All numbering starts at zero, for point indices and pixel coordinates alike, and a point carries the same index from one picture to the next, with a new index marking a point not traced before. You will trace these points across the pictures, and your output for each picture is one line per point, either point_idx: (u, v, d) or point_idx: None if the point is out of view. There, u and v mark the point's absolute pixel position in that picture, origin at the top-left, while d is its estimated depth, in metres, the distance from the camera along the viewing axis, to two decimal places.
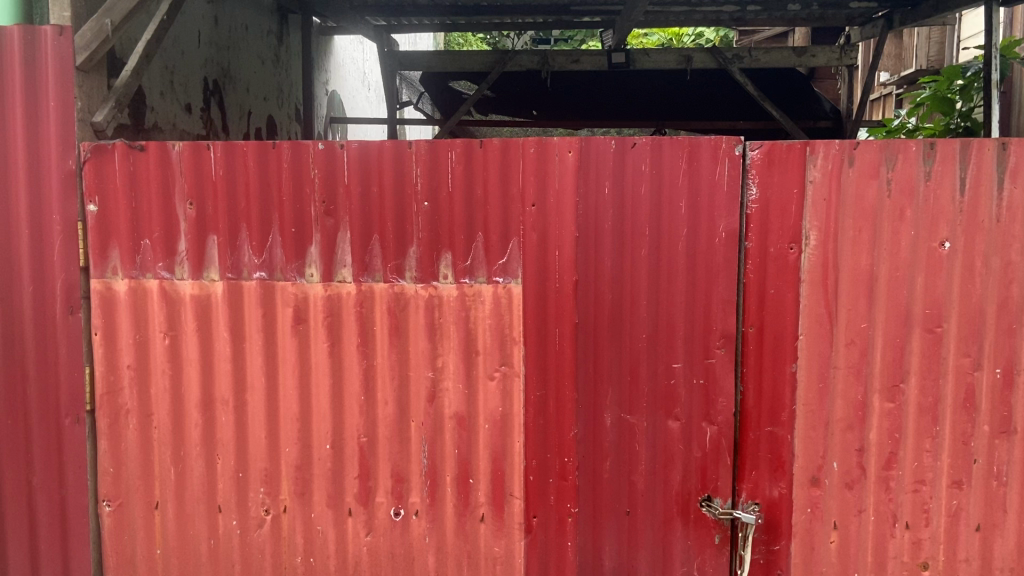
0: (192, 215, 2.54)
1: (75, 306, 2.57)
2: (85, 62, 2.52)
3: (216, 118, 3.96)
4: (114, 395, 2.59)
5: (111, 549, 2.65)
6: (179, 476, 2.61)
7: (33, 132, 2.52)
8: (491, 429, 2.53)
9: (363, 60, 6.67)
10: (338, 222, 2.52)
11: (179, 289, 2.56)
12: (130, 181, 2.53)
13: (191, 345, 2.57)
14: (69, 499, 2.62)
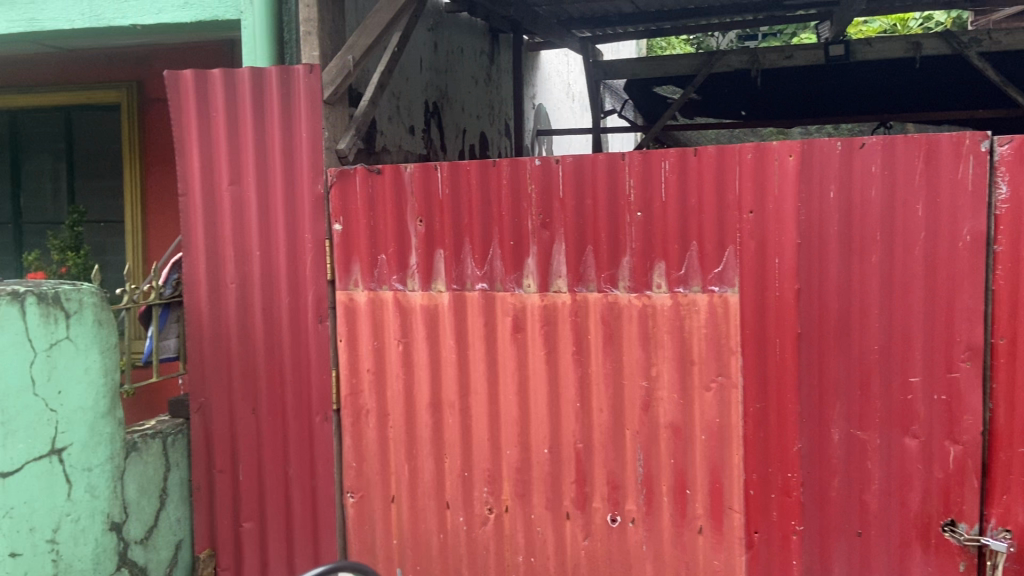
0: (421, 231, 2.75)
1: (323, 315, 2.86)
2: (331, 95, 2.81)
3: (436, 139, 4.22)
4: (356, 396, 2.86)
5: (354, 538, 2.90)
6: (412, 473, 2.82)
7: (289, 161, 2.84)
8: (708, 439, 2.50)
9: (568, 71, 6.82)
10: (554, 234, 2.61)
11: (410, 300, 2.78)
12: (369, 201, 2.78)
13: (422, 352, 2.78)
14: (318, 490, 2.91)
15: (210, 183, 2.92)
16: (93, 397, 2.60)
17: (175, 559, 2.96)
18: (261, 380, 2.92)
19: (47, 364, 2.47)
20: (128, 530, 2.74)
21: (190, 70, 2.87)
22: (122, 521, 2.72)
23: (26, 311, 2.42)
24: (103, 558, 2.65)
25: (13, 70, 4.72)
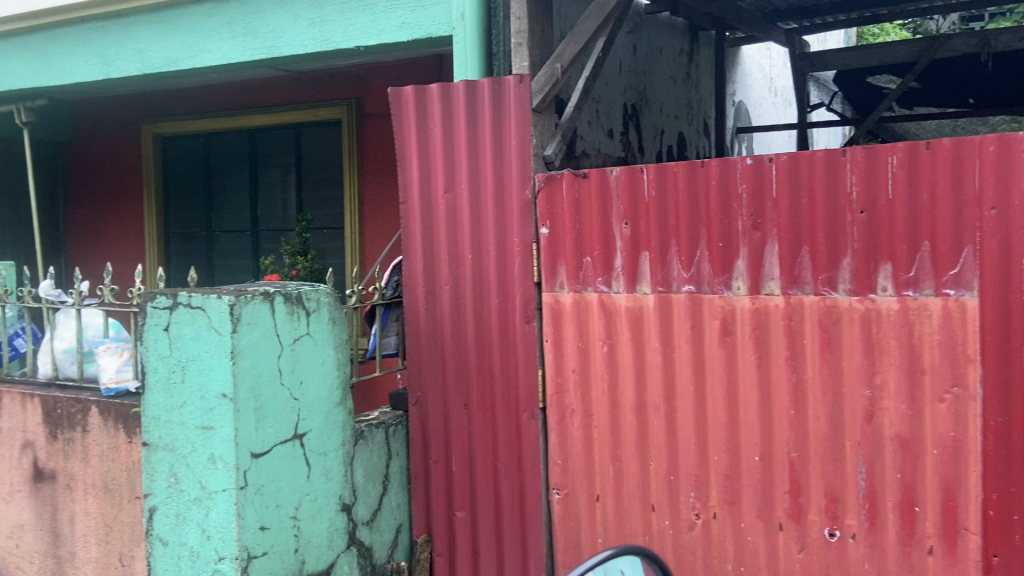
0: (627, 233, 2.76)
1: (531, 316, 2.96)
2: (540, 103, 2.92)
3: (634, 141, 4.20)
4: (562, 395, 2.92)
5: (560, 534, 2.97)
6: (617, 473, 2.85)
7: (499, 167, 2.97)
8: (941, 454, 2.32)
9: (770, 66, 6.55)
10: (766, 235, 2.53)
11: (616, 302, 2.80)
12: (575, 205, 2.84)
13: (627, 354, 2.79)
14: (526, 485, 3.00)
15: (427, 191, 3.11)
16: (328, 388, 2.87)
17: (396, 541, 3.21)
18: (473, 377, 3.07)
19: (291, 357, 2.73)
20: (356, 511, 2.99)
21: (411, 86, 3.09)
22: (352, 503, 2.98)
23: (276, 307, 2.67)
24: (336, 536, 2.90)
25: (251, 93, 5.26)
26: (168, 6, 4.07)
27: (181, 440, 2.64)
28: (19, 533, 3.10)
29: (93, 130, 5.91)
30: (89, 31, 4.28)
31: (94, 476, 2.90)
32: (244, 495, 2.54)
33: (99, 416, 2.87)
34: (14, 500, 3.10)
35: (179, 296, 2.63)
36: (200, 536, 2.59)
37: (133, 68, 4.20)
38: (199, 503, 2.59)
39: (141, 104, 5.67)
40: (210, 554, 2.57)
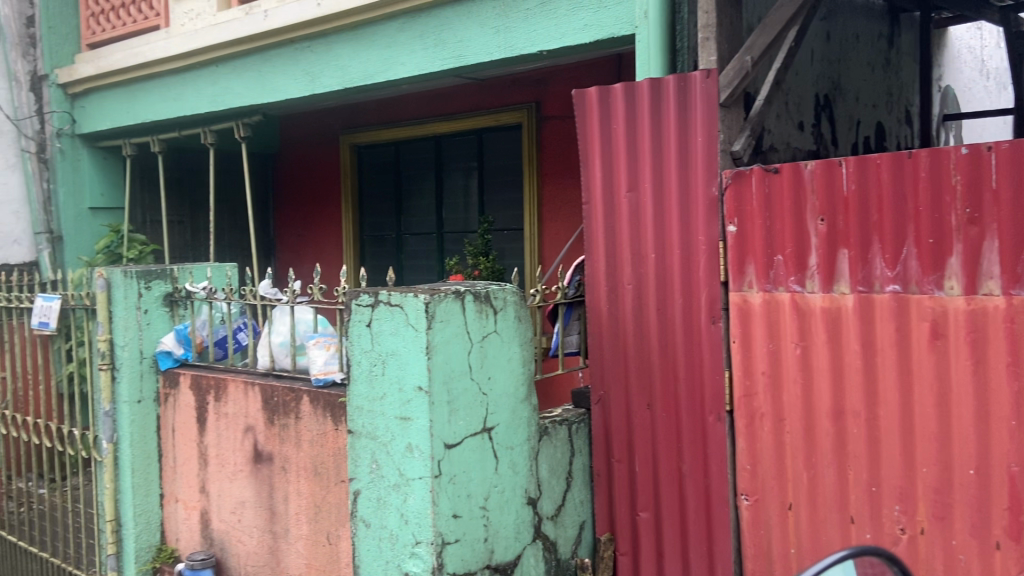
0: (823, 230, 2.63)
1: (717, 317, 2.89)
2: (728, 98, 2.84)
3: (826, 133, 3.97)
4: (751, 399, 2.83)
5: (749, 541, 2.88)
6: (811, 481, 2.72)
7: (684, 165, 2.93)
8: None
9: (982, 46, 5.98)
10: (984, 230, 2.32)
11: (810, 302, 2.67)
12: (765, 201, 2.75)
13: (823, 357, 2.66)
14: (712, 489, 2.94)
15: (611, 191, 3.12)
16: (514, 384, 2.96)
17: (580, 538, 3.25)
18: (656, 377, 3.04)
19: (481, 353, 2.84)
20: (541, 506, 3.06)
21: (595, 88, 3.12)
22: (537, 497, 3.05)
23: (466, 306, 2.79)
24: (522, 528, 2.98)
25: (437, 102, 5.52)
26: (365, 24, 4.36)
27: (382, 429, 2.81)
28: (241, 509, 3.40)
29: (298, 143, 6.44)
30: (298, 51, 4.68)
31: (306, 459, 3.16)
32: (439, 483, 2.67)
33: (310, 405, 3.14)
34: (236, 479, 3.41)
35: (380, 295, 2.81)
36: (400, 520, 2.75)
37: (335, 83, 4.55)
38: (398, 488, 2.76)
39: (339, 118, 6.12)
40: (408, 537, 2.72)
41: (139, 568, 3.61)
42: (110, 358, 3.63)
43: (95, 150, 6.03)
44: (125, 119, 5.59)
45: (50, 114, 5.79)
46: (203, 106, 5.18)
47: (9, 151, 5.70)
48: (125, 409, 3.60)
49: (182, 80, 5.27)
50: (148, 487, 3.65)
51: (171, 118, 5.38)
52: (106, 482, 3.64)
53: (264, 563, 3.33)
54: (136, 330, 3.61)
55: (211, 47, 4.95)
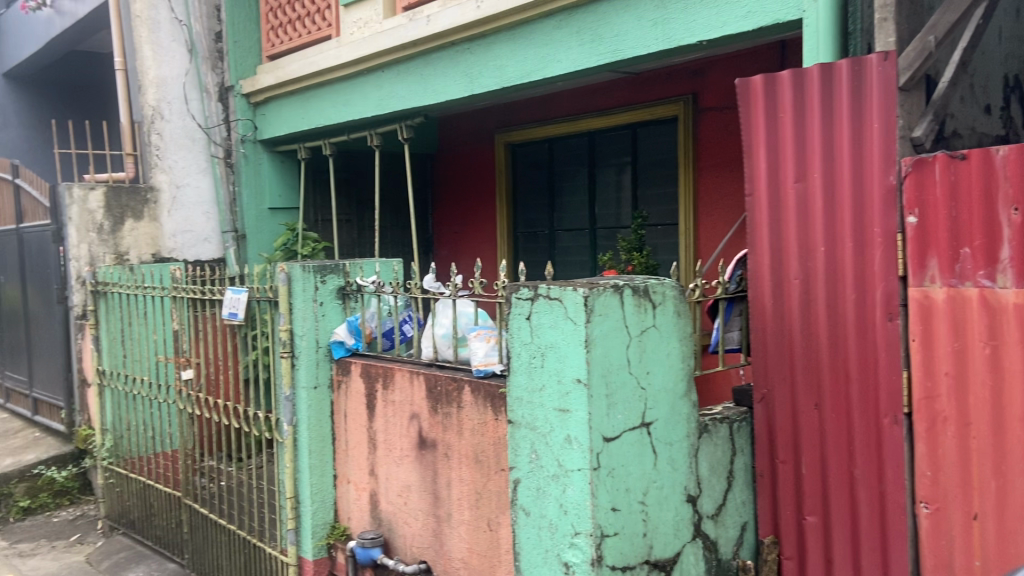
0: (1017, 220, 2.41)
1: (894, 313, 2.72)
2: (907, 81, 2.66)
3: (1018, 116, 3.63)
4: (932, 400, 2.65)
5: (928, 551, 2.70)
6: (1000, 491, 2.50)
7: (858, 153, 2.78)
8: None
9: None
10: None
11: (1002, 297, 2.45)
12: (950, 191, 2.56)
13: (1015, 358, 2.44)
14: (887, 494, 2.78)
15: (776, 182, 3.02)
16: (673, 379, 2.93)
17: (742, 538, 3.17)
18: (825, 376, 2.91)
19: (640, 347, 2.82)
20: (701, 504, 3.01)
21: (760, 76, 3.03)
22: (697, 495, 3.00)
23: (625, 300, 2.78)
24: (682, 526, 2.94)
25: (591, 98, 5.54)
26: (522, 24, 4.44)
27: (541, 420, 2.86)
28: (407, 492, 3.58)
29: (455, 143, 6.66)
30: (457, 53, 4.84)
31: (467, 447, 3.27)
32: (598, 475, 2.68)
33: (471, 394, 3.25)
34: (403, 464, 3.59)
35: (539, 288, 2.86)
36: (559, 510, 2.78)
37: (493, 83, 4.67)
38: (557, 479, 2.79)
39: (495, 117, 6.27)
40: (567, 527, 2.75)
41: (316, 544, 3.85)
42: (290, 347, 3.91)
43: (274, 155, 6.48)
44: (301, 125, 5.98)
45: (235, 122, 6.33)
46: (370, 110, 5.47)
47: (202, 156, 6.21)
48: (303, 395, 3.87)
49: (351, 86, 5.59)
50: (323, 467, 3.90)
51: (341, 122, 5.71)
52: (286, 461, 3.91)
53: (429, 545, 3.49)
54: (312, 321, 3.87)
55: (378, 53, 5.22)
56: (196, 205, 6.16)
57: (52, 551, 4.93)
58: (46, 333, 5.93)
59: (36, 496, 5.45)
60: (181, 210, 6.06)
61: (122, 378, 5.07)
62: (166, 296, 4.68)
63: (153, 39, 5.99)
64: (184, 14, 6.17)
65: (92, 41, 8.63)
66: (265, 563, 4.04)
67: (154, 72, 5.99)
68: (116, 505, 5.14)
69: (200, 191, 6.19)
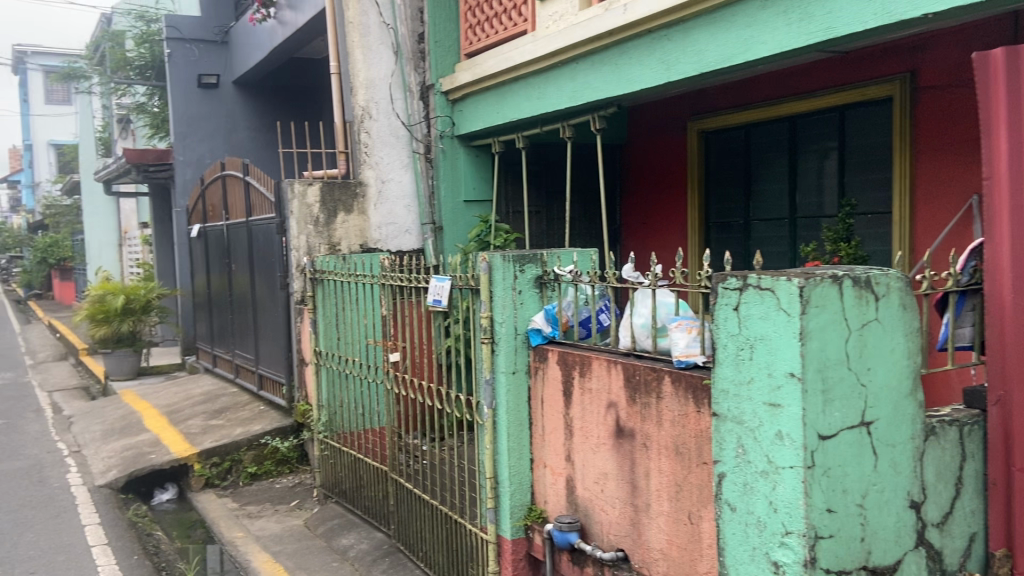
0: None
1: None
2: None
3: None
4: None
5: None
6: None
7: None
8: None
9: None
10: None
11: None
12: None
13: None
14: None
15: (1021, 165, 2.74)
16: (897, 377, 2.75)
17: (969, 550, 2.94)
18: None
19: (860, 342, 2.66)
20: (926, 511, 2.81)
21: (1002, 48, 2.75)
22: (922, 501, 2.80)
23: (844, 291, 2.64)
24: (904, 534, 2.76)
25: (792, 81, 5.29)
26: (723, 6, 4.33)
27: (749, 414, 2.77)
28: (604, 480, 3.61)
29: (646, 131, 6.60)
30: (655, 41, 4.80)
31: (667, 438, 3.24)
32: (813, 474, 2.57)
33: (672, 385, 3.21)
34: (599, 451, 3.62)
35: (749, 278, 2.77)
36: (769, 507, 2.70)
37: (691, 69, 4.58)
38: (767, 475, 2.70)
39: (688, 104, 6.14)
40: (778, 526, 2.66)
41: (514, 524, 3.99)
42: (491, 333, 4.05)
43: (469, 149, 6.70)
44: (495, 119, 6.18)
45: (435, 118, 6.56)
46: (564, 101, 5.55)
47: (404, 153, 6.58)
48: (503, 380, 4.01)
49: (545, 79, 5.70)
50: (521, 450, 4.03)
51: (535, 115, 5.85)
52: (486, 443, 4.08)
53: (627, 534, 3.50)
54: (512, 309, 3.98)
55: (573, 45, 5.29)
56: (399, 199, 6.52)
57: (276, 513, 5.46)
58: (270, 316, 6.55)
59: (262, 463, 6.03)
60: (386, 203, 6.44)
61: (337, 358, 5.50)
62: (375, 283, 5.01)
63: (363, 43, 6.45)
64: (391, 17, 6.56)
65: (308, 48, 9.38)
66: (465, 539, 4.23)
67: (364, 74, 6.43)
68: (330, 475, 5.57)
69: (402, 186, 6.54)
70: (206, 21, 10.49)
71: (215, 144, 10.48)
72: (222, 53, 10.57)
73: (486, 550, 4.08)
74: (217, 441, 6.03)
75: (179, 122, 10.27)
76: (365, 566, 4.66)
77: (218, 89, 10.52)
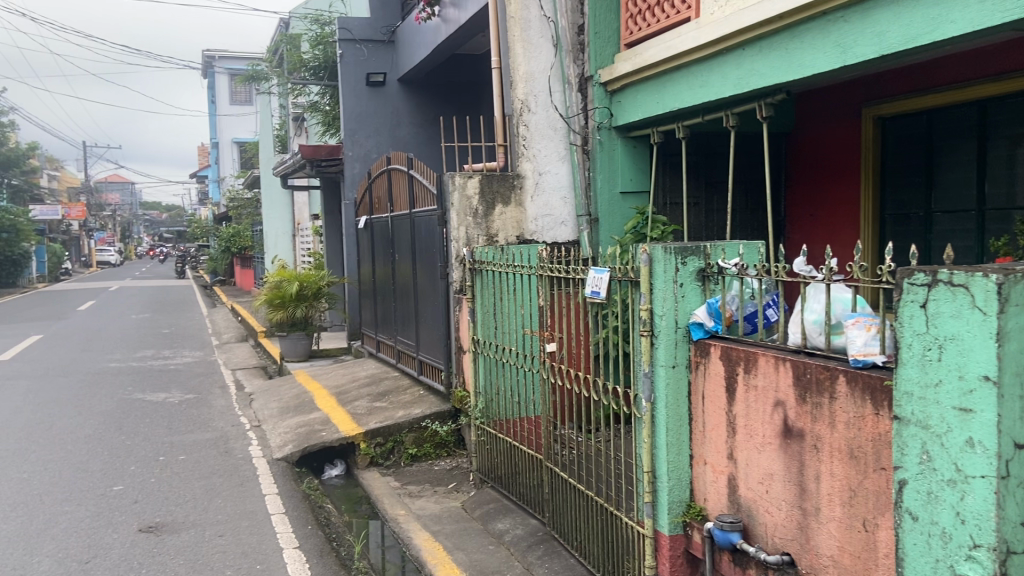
0: None
1: None
2: None
3: None
4: None
5: None
6: None
7: None
8: None
9: None
10: None
11: None
12: None
13: None
14: None
15: None
16: None
17: None
18: None
19: None
20: None
21: None
22: None
23: None
24: None
25: (980, 62, 4.97)
26: None
27: (936, 419, 2.57)
28: (770, 480, 3.48)
29: (814, 117, 6.32)
30: (830, 22, 4.57)
31: (841, 440, 3.08)
32: (1007, 485, 2.39)
33: (847, 385, 3.04)
34: (765, 451, 3.49)
35: (939, 274, 2.56)
36: (955, 518, 2.52)
37: (871, 51, 4.31)
38: (954, 484, 2.52)
39: (862, 90, 5.86)
40: (965, 538, 2.49)
41: (673, 519, 3.94)
42: (650, 326, 3.99)
43: (627, 140, 6.80)
44: (655, 109, 6.13)
45: (593, 110, 6.71)
46: (729, 90, 5.43)
47: (561, 145, 6.60)
48: (662, 373, 3.94)
49: (710, 67, 5.58)
50: (680, 446, 3.96)
51: (698, 103, 5.74)
52: (643, 437, 4.04)
53: (793, 538, 3.37)
54: (672, 302, 3.90)
55: (741, 31, 5.14)
56: (555, 191, 6.55)
57: (435, 494, 5.68)
58: (431, 305, 6.81)
59: (422, 445, 6.29)
60: (542, 194, 6.49)
61: (494, 346, 5.62)
62: (533, 274, 5.08)
63: (523, 38, 6.49)
64: (552, 10, 6.55)
65: (470, 44, 9.61)
66: (620, 532, 4.21)
67: (524, 68, 6.49)
68: (486, 461, 5.72)
69: (558, 177, 6.57)
70: (375, 22, 10.97)
71: (381, 139, 10.98)
72: (389, 52, 11.04)
73: (642, 544, 4.05)
74: (381, 423, 6.35)
75: (349, 119, 10.85)
76: (521, 552, 4.75)
77: (385, 87, 11.01)
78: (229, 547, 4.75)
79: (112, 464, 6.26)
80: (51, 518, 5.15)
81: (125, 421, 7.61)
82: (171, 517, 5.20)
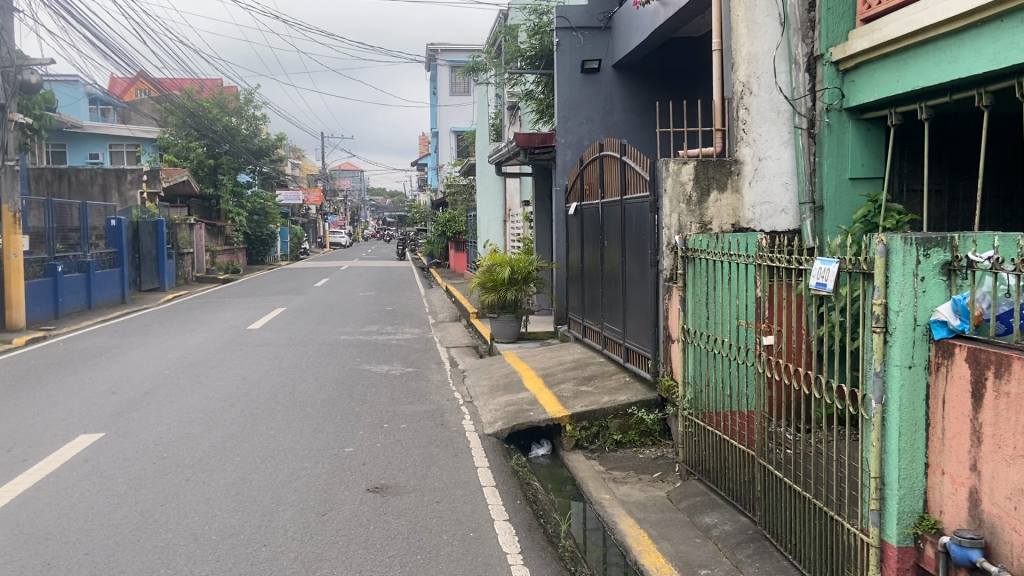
0: None
1: None
2: None
3: None
4: None
5: None
6: None
7: None
8: None
9: None
10: None
11: None
12: None
13: None
14: None
15: None
16: None
17: None
18: None
19: None
20: None
21: None
22: None
23: None
24: None
25: None
26: None
27: None
28: (1020, 497, 3.12)
29: None
30: None
31: None
32: None
33: None
34: (1015, 464, 3.12)
35: None
36: None
37: None
38: None
39: None
40: None
41: (902, 531, 3.64)
42: (884, 322, 3.69)
43: (859, 122, 6.29)
44: (895, 88, 5.71)
45: (822, 91, 6.29)
46: (983, 65, 4.92)
47: (784, 129, 6.36)
48: (896, 373, 3.63)
49: (961, 42, 5.09)
50: (914, 452, 3.64)
51: (944, 81, 5.27)
52: (872, 440, 3.74)
53: None
54: (911, 296, 3.59)
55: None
56: (776, 177, 6.35)
57: (640, 482, 5.66)
58: (640, 292, 6.78)
59: (627, 432, 6.30)
60: (762, 181, 6.31)
61: (705, 337, 5.48)
62: (751, 264, 4.86)
63: (748, 17, 6.36)
64: None
65: (688, 26, 9.40)
66: (842, 538, 3.97)
67: (747, 49, 6.37)
68: (693, 452, 5.61)
69: (781, 163, 6.36)
70: (592, 9, 11.03)
71: (593, 127, 11.06)
72: (605, 38, 11.05)
73: (867, 554, 3.79)
74: (587, 407, 6.44)
75: (563, 106, 11.04)
76: (729, 548, 4.61)
77: (599, 74, 11.06)
78: (445, 513, 5.03)
79: (344, 427, 6.87)
80: (293, 472, 5.74)
81: (354, 389, 8.30)
82: (395, 480, 5.60)
